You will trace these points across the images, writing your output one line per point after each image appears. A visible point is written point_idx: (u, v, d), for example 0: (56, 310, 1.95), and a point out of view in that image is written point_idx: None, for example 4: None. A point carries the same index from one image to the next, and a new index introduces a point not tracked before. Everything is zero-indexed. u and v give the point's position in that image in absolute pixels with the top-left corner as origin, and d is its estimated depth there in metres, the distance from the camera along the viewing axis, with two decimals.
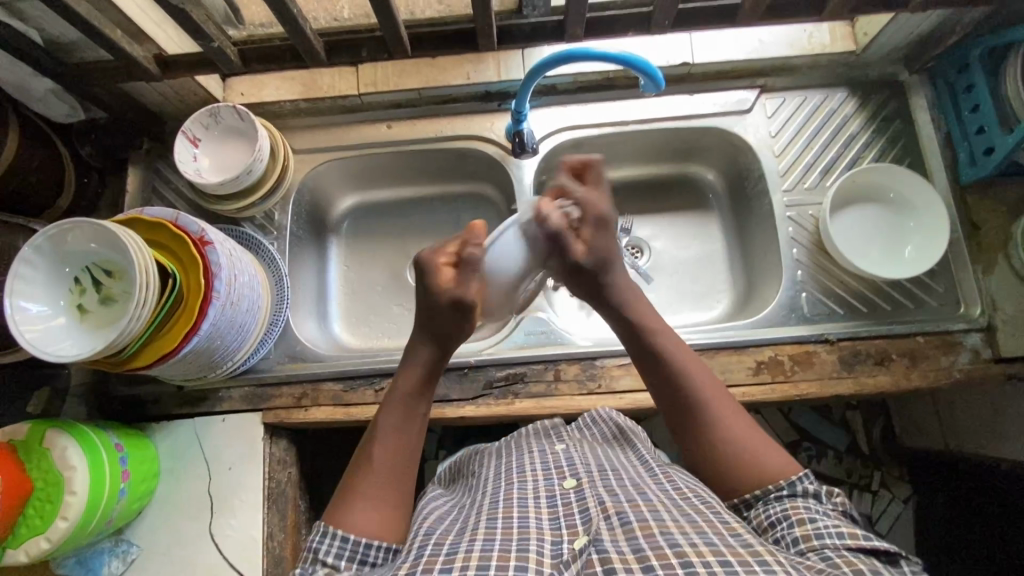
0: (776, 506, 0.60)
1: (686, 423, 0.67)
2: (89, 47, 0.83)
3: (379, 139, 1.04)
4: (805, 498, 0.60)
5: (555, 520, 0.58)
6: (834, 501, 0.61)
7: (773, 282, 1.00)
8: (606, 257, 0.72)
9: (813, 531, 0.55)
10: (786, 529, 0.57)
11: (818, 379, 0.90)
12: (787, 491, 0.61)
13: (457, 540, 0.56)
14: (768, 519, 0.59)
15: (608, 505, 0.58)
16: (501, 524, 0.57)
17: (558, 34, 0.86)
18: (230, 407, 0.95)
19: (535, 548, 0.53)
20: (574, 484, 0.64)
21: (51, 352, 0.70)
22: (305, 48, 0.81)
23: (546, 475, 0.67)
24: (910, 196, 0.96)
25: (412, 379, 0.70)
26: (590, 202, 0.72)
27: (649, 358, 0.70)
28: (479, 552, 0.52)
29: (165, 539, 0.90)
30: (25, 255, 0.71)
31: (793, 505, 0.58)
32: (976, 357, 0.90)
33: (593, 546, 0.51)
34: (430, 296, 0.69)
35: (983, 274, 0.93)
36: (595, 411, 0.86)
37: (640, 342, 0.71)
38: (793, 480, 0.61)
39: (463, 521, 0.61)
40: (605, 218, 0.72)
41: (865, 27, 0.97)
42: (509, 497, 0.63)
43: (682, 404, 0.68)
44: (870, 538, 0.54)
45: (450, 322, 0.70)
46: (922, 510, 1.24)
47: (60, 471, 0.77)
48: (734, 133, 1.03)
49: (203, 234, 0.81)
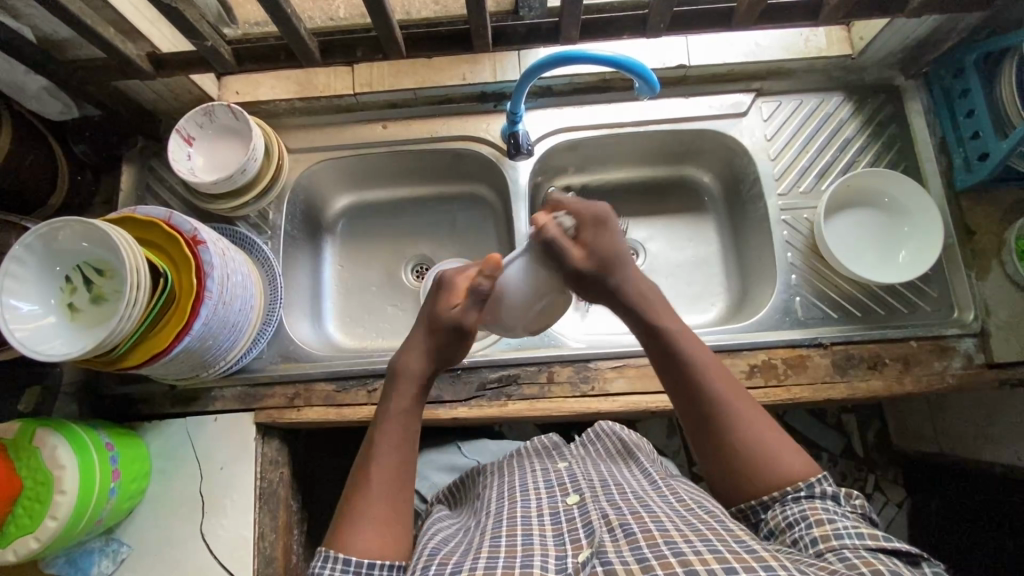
0: (793, 507, 0.59)
1: (697, 416, 0.67)
2: (82, 45, 0.82)
3: (373, 139, 1.04)
4: (823, 499, 0.60)
5: (559, 537, 0.59)
6: (853, 504, 0.61)
7: (767, 286, 0.99)
8: (607, 258, 0.75)
9: (832, 530, 0.55)
10: (804, 530, 0.56)
11: (811, 383, 0.90)
12: (805, 493, 0.60)
13: (463, 559, 0.56)
14: (785, 521, 0.59)
15: (612, 518, 0.58)
16: (505, 542, 0.57)
17: (553, 36, 0.86)
18: (222, 407, 0.95)
19: (538, 564, 0.53)
20: (576, 500, 0.64)
21: (41, 351, 0.70)
22: (300, 47, 0.81)
23: (549, 493, 0.68)
24: (905, 201, 0.96)
25: (406, 392, 0.71)
26: (585, 212, 0.76)
27: (663, 350, 0.71)
28: (483, 570, 0.53)
29: (156, 539, 0.90)
30: (15, 253, 0.71)
31: (811, 506, 0.58)
32: (970, 362, 0.90)
33: (598, 558, 0.52)
34: (437, 312, 0.75)
35: (978, 279, 0.93)
36: (601, 425, 0.87)
37: (658, 345, 0.72)
38: (812, 481, 0.61)
39: (468, 542, 0.61)
40: (599, 218, 0.76)
41: (860, 32, 0.97)
42: (511, 516, 0.63)
43: (693, 398, 0.68)
44: (890, 539, 0.54)
45: (446, 347, 0.75)
46: (916, 515, 1.24)
47: (50, 470, 0.76)
48: (729, 137, 1.02)
49: (195, 234, 0.82)
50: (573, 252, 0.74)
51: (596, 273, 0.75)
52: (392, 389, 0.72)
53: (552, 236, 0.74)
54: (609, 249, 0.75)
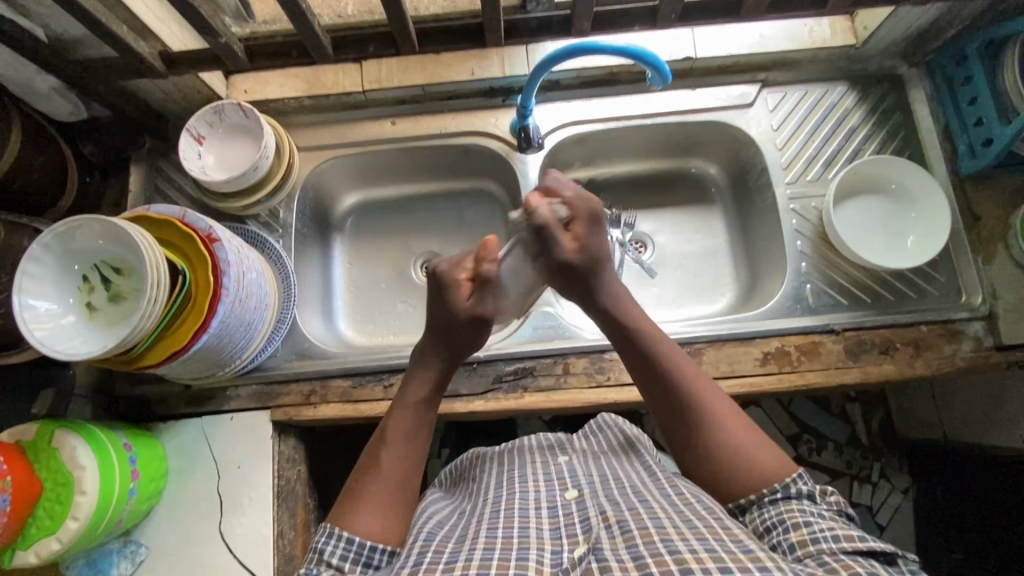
0: (771, 510, 0.59)
1: (677, 426, 0.67)
2: (93, 44, 0.82)
3: (382, 136, 1.04)
4: (800, 500, 0.59)
5: (555, 530, 0.58)
6: (829, 501, 0.60)
7: (776, 275, 1.00)
8: (593, 254, 0.72)
9: (808, 535, 0.54)
10: (782, 534, 0.56)
11: (825, 368, 0.91)
12: (782, 494, 0.60)
13: (457, 549, 0.56)
14: (763, 524, 0.58)
15: (609, 516, 0.57)
16: (501, 534, 0.57)
17: (564, 28, 0.86)
18: (238, 406, 0.95)
19: (535, 557, 0.52)
20: (576, 495, 0.64)
21: (61, 350, 0.69)
22: (313, 43, 0.81)
23: (549, 487, 0.67)
24: (910, 188, 0.97)
25: (420, 385, 0.71)
26: (578, 205, 0.73)
27: (636, 356, 0.71)
28: (478, 561, 0.52)
29: (175, 539, 0.89)
30: (32, 253, 0.70)
31: (788, 508, 0.58)
32: (979, 345, 0.91)
33: (593, 555, 0.51)
34: (450, 307, 0.70)
35: (984, 263, 0.94)
36: (602, 417, 0.87)
37: (636, 352, 0.71)
38: (788, 481, 0.60)
39: (463, 529, 0.61)
40: (593, 215, 0.73)
41: (864, 22, 0.98)
42: (509, 507, 0.63)
43: (674, 406, 0.67)
44: (866, 538, 0.53)
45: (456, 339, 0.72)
46: (921, 500, 1.25)
47: (70, 471, 0.76)
48: (736, 127, 1.03)
49: (210, 232, 0.81)
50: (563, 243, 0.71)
51: (582, 267, 0.71)
52: (410, 380, 0.71)
53: (546, 219, 0.70)
54: (598, 250, 0.73)
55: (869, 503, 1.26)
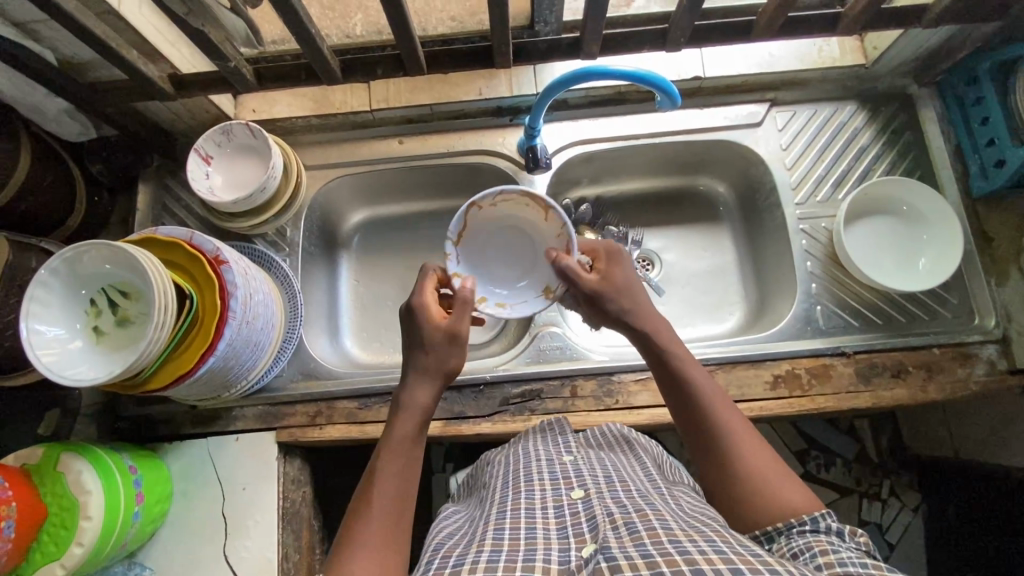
0: (798, 539, 0.53)
1: (700, 439, 0.64)
2: (102, 67, 0.82)
3: (389, 155, 1.04)
4: (828, 535, 0.53)
5: (561, 530, 0.56)
6: (859, 542, 0.54)
7: (786, 296, 1.00)
8: (617, 283, 0.75)
9: (837, 559, 0.48)
10: (808, 560, 0.50)
11: (835, 393, 0.90)
12: (810, 527, 0.54)
13: (465, 552, 0.54)
14: (790, 551, 0.52)
15: (616, 516, 0.55)
16: (507, 535, 0.55)
17: (573, 51, 0.86)
18: (243, 427, 0.94)
19: (541, 557, 0.51)
20: (581, 494, 0.62)
21: (69, 376, 0.69)
22: (322, 66, 0.81)
23: (554, 486, 0.65)
24: (922, 208, 0.96)
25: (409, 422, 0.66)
26: (596, 246, 0.79)
27: (665, 373, 0.69)
28: (486, 563, 0.50)
29: (179, 562, 0.89)
30: (40, 277, 0.70)
31: (817, 539, 0.52)
32: (992, 369, 0.90)
33: (601, 554, 0.48)
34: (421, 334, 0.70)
35: (997, 285, 0.94)
36: (604, 424, 0.85)
37: (672, 379, 0.69)
38: (816, 515, 0.55)
39: (472, 533, 0.60)
40: (613, 253, 0.78)
41: (873, 41, 0.98)
42: (515, 508, 0.61)
43: (696, 424, 0.65)
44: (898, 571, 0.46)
45: (442, 356, 0.69)
46: (933, 520, 1.23)
47: (76, 496, 0.76)
48: (745, 147, 1.03)
49: (218, 254, 0.81)
50: (585, 277, 0.75)
51: (607, 295, 0.74)
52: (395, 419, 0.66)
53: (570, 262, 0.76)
54: (619, 286, 0.75)
55: (878, 521, 1.24)
